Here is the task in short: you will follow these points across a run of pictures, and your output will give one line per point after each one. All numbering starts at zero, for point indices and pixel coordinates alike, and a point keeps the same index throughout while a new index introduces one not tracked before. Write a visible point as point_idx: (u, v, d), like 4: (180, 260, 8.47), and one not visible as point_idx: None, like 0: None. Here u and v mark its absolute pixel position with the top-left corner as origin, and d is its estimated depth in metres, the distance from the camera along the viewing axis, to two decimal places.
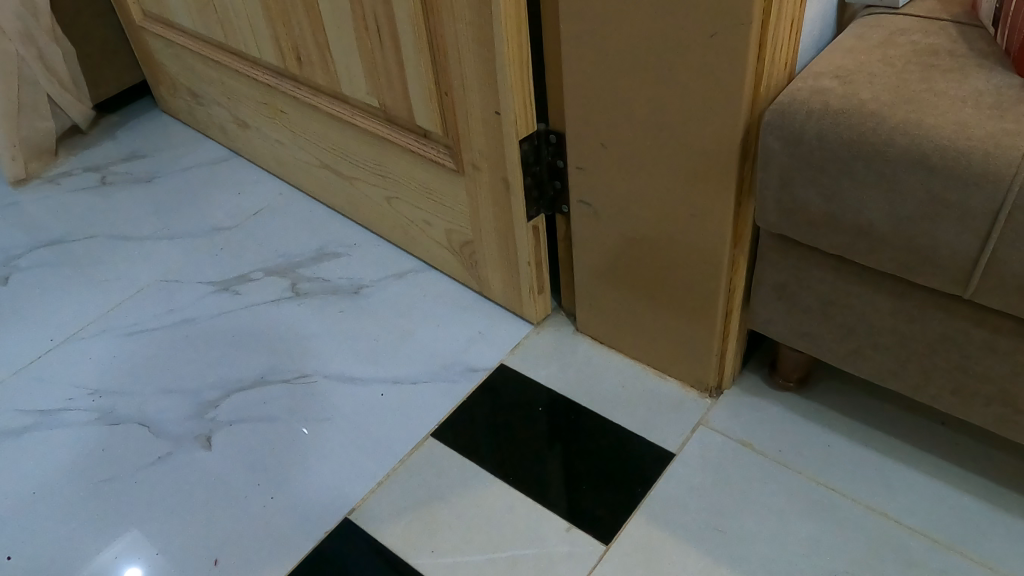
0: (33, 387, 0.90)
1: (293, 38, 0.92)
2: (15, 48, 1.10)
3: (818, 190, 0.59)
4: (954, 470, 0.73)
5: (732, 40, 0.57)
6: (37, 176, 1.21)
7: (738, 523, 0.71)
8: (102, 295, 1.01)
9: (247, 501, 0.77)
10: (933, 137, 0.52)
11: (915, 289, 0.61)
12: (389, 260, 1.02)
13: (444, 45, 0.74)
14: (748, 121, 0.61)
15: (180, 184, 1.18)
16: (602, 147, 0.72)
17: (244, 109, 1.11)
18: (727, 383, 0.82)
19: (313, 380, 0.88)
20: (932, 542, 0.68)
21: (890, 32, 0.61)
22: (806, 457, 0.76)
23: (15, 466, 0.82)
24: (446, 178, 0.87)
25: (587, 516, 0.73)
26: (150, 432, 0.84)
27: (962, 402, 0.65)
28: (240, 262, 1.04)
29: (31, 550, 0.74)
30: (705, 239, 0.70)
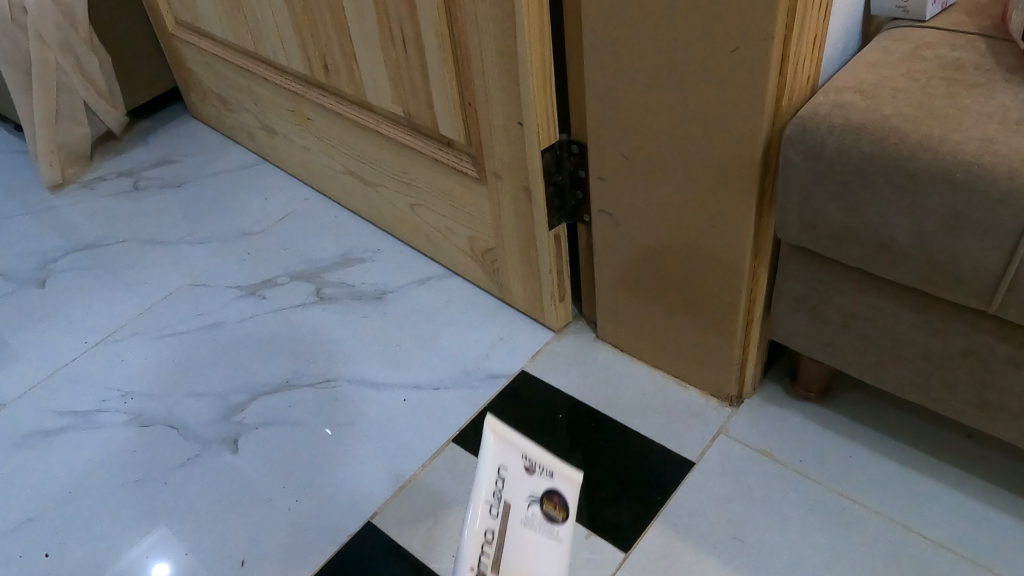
0: (67, 387, 0.93)
1: (320, 47, 0.94)
2: (54, 56, 1.13)
3: (839, 204, 0.59)
4: (978, 483, 0.73)
5: (755, 54, 0.57)
6: (73, 180, 1.25)
7: (757, 533, 0.71)
8: (134, 297, 1.03)
9: (273, 503, 0.78)
10: (957, 152, 0.52)
11: (938, 303, 0.61)
12: (412, 266, 1.04)
13: (468, 55, 0.75)
14: (769, 134, 0.61)
15: (209, 188, 1.21)
16: (622, 157, 0.73)
17: (271, 115, 1.13)
18: (748, 392, 0.82)
19: (337, 384, 0.89)
20: (954, 555, 0.68)
21: (915, 46, 0.61)
22: (827, 467, 0.76)
23: (50, 465, 0.85)
24: (469, 186, 0.88)
25: (606, 523, 0.74)
26: (179, 434, 0.86)
27: (986, 416, 0.65)
28: (267, 266, 1.06)
29: (66, 547, 0.77)
30: (726, 250, 0.70)
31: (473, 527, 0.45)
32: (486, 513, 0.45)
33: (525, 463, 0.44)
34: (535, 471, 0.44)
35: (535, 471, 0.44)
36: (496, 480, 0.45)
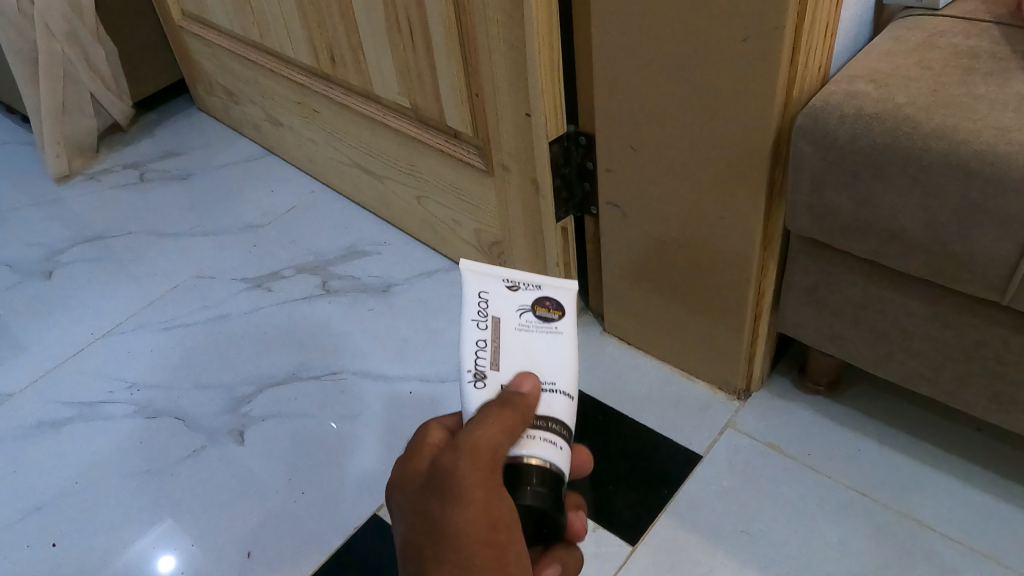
0: (74, 378, 0.93)
1: (327, 37, 0.93)
2: (60, 47, 1.13)
3: (851, 194, 0.58)
4: (990, 476, 0.72)
5: (765, 44, 0.57)
6: (79, 173, 1.25)
7: (767, 526, 0.71)
8: (140, 289, 1.03)
9: (280, 495, 0.78)
10: (971, 141, 0.52)
11: (950, 294, 0.60)
12: (418, 259, 1.04)
13: (475, 45, 0.75)
14: (779, 125, 0.61)
15: (215, 180, 1.21)
16: (630, 150, 0.72)
17: (278, 108, 1.13)
18: (756, 385, 0.82)
19: (343, 376, 0.89)
20: (965, 548, 0.67)
21: (929, 34, 0.61)
22: (836, 461, 0.75)
23: (56, 456, 0.85)
24: (476, 178, 0.88)
25: (614, 516, 0.73)
26: (185, 426, 0.86)
27: (999, 408, 0.64)
28: (272, 259, 1.06)
29: (72, 537, 0.77)
30: (735, 242, 0.70)
31: (466, 342, 0.44)
32: (475, 328, 0.44)
33: (507, 284, 0.46)
34: (518, 286, 0.46)
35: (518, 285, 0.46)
36: (480, 302, 0.45)
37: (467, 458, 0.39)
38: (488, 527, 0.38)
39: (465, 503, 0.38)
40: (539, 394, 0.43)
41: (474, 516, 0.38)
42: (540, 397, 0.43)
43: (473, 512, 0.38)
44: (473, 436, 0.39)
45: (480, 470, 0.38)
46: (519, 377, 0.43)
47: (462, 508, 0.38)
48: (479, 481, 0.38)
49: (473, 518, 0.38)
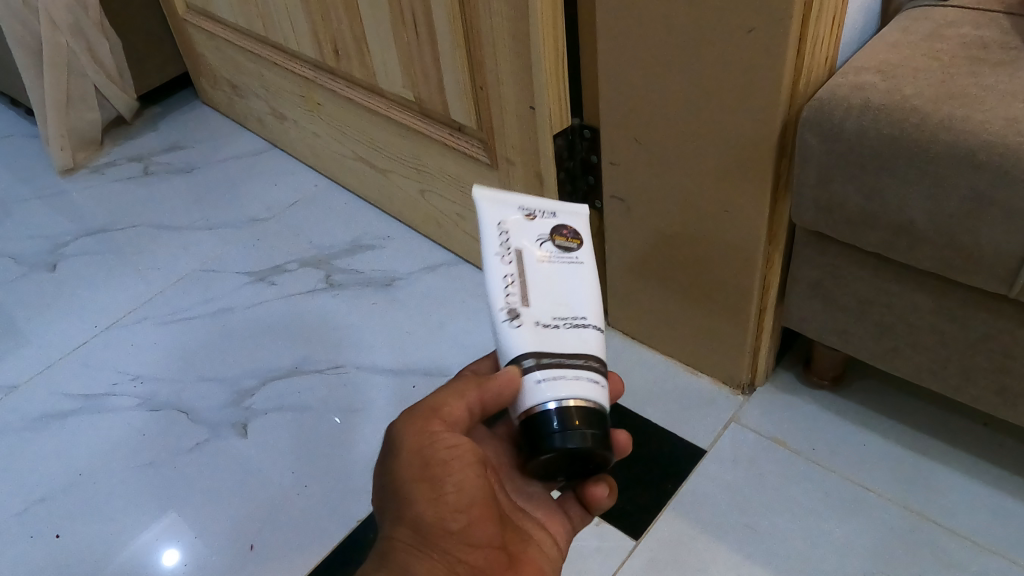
0: (77, 370, 0.93)
1: (330, 30, 0.93)
2: (65, 40, 1.13)
3: (857, 187, 0.58)
4: (996, 471, 0.72)
5: (772, 36, 0.56)
6: (83, 166, 1.25)
7: (770, 521, 0.71)
8: (144, 282, 1.04)
9: (283, 488, 0.78)
10: (980, 132, 0.51)
11: (957, 288, 0.60)
12: (422, 253, 1.03)
13: (479, 38, 0.75)
14: (785, 117, 0.60)
15: (219, 174, 1.21)
16: (635, 143, 0.72)
17: (282, 101, 1.13)
18: (760, 380, 0.81)
19: (346, 370, 0.89)
20: (971, 543, 0.67)
21: (936, 25, 0.60)
22: (841, 456, 0.75)
23: (60, 448, 0.85)
24: (480, 171, 0.87)
25: (617, 510, 0.73)
26: (188, 418, 0.86)
27: (1006, 403, 0.64)
28: (276, 253, 1.06)
29: (75, 529, 0.77)
30: (740, 236, 0.69)
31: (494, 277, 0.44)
32: (500, 262, 0.45)
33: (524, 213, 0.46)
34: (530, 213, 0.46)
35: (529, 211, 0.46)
36: (500, 234, 0.45)
37: (445, 394, 0.45)
38: (423, 443, 0.44)
39: (422, 418, 0.44)
40: (577, 330, 0.44)
41: (416, 432, 0.44)
42: (575, 331, 0.44)
43: (417, 425, 0.44)
44: (461, 384, 0.45)
45: (447, 405, 0.45)
46: (552, 313, 0.44)
47: (426, 428, 0.44)
48: (445, 414, 0.44)
49: (416, 431, 0.44)
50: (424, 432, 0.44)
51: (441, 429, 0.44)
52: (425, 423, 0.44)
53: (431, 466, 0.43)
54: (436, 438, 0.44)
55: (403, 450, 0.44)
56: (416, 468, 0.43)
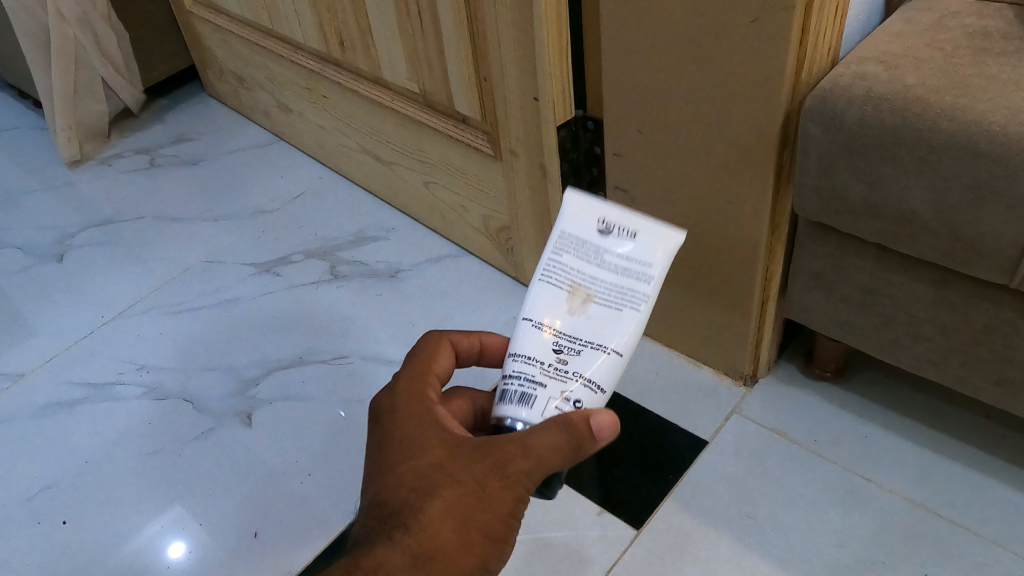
0: (84, 359, 0.94)
1: (336, 22, 0.94)
2: (73, 32, 1.14)
3: (860, 177, 0.58)
4: (998, 463, 0.72)
5: (775, 25, 0.56)
6: (90, 158, 1.26)
7: (771, 511, 0.71)
8: (150, 272, 1.04)
9: (288, 476, 0.79)
10: (982, 121, 0.51)
11: (959, 278, 0.60)
12: (426, 245, 1.04)
13: (484, 28, 0.75)
14: (788, 106, 0.60)
15: (225, 166, 1.21)
16: (638, 134, 0.72)
17: (288, 94, 1.14)
18: (763, 371, 0.81)
19: (351, 360, 0.90)
20: (971, 533, 0.67)
21: (940, 16, 0.60)
22: (842, 447, 0.75)
23: (67, 436, 0.86)
24: (484, 163, 0.88)
25: (619, 500, 0.74)
26: (193, 407, 0.87)
27: (1007, 394, 0.64)
28: (281, 244, 1.06)
29: (83, 515, 0.78)
30: (743, 226, 0.70)
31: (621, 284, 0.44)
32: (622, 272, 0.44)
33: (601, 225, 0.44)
34: (620, 236, 0.43)
35: (616, 232, 0.44)
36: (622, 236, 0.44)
37: (488, 453, 0.43)
38: (460, 514, 0.44)
39: (456, 464, 0.44)
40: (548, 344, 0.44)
41: (455, 486, 0.44)
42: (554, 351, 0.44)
43: (459, 490, 0.44)
44: (528, 440, 0.41)
45: (493, 484, 0.43)
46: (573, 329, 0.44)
47: (436, 428, 0.46)
48: (499, 504, 0.44)
49: (456, 491, 0.44)
50: (431, 427, 0.46)
51: (483, 504, 0.44)
52: (468, 490, 0.43)
53: (456, 541, 0.44)
54: (473, 512, 0.44)
55: (432, 492, 0.44)
56: (437, 534, 0.43)
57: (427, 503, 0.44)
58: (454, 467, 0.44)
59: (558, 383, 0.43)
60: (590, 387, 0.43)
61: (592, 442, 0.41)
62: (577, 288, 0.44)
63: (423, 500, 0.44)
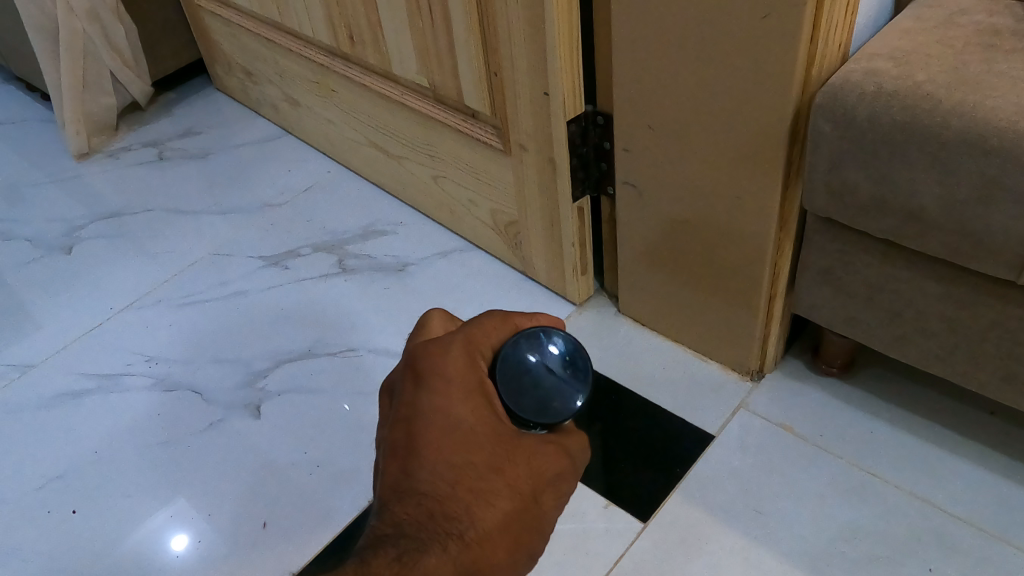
0: (93, 351, 0.94)
1: (346, 16, 0.94)
2: (81, 25, 1.14)
3: (869, 173, 0.59)
4: (1002, 459, 0.72)
5: (786, 21, 0.57)
6: (98, 150, 1.26)
7: (776, 505, 0.71)
8: (158, 264, 1.05)
9: (295, 468, 0.79)
10: (991, 118, 0.52)
11: (966, 275, 0.61)
12: (434, 239, 1.04)
13: (494, 23, 0.75)
14: (798, 103, 0.61)
15: (233, 159, 1.22)
16: (648, 129, 0.73)
17: (297, 88, 1.14)
18: (769, 367, 0.82)
19: (358, 353, 0.90)
20: (974, 529, 0.68)
21: (950, 13, 0.61)
22: (849, 442, 0.76)
23: (76, 426, 0.86)
24: (492, 157, 0.88)
25: (626, 493, 0.74)
26: (203, 399, 0.87)
27: (1013, 390, 0.64)
28: (289, 238, 1.07)
29: (92, 505, 0.78)
30: (752, 222, 0.70)
31: None
32: None
33: None
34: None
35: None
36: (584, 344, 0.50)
37: (543, 462, 0.45)
38: (514, 525, 0.43)
39: (512, 470, 0.44)
40: None
41: (512, 494, 0.44)
42: None
43: (515, 498, 0.43)
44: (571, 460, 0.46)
45: (545, 492, 0.45)
46: None
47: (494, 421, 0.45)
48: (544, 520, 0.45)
49: (513, 499, 0.43)
50: (488, 419, 0.45)
51: (534, 515, 0.44)
52: (524, 499, 0.44)
53: (509, 555, 0.43)
54: (525, 522, 0.44)
55: (489, 498, 0.43)
56: (494, 545, 0.42)
57: (484, 510, 0.43)
58: (513, 472, 0.44)
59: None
60: None
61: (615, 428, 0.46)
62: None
63: (481, 507, 0.43)
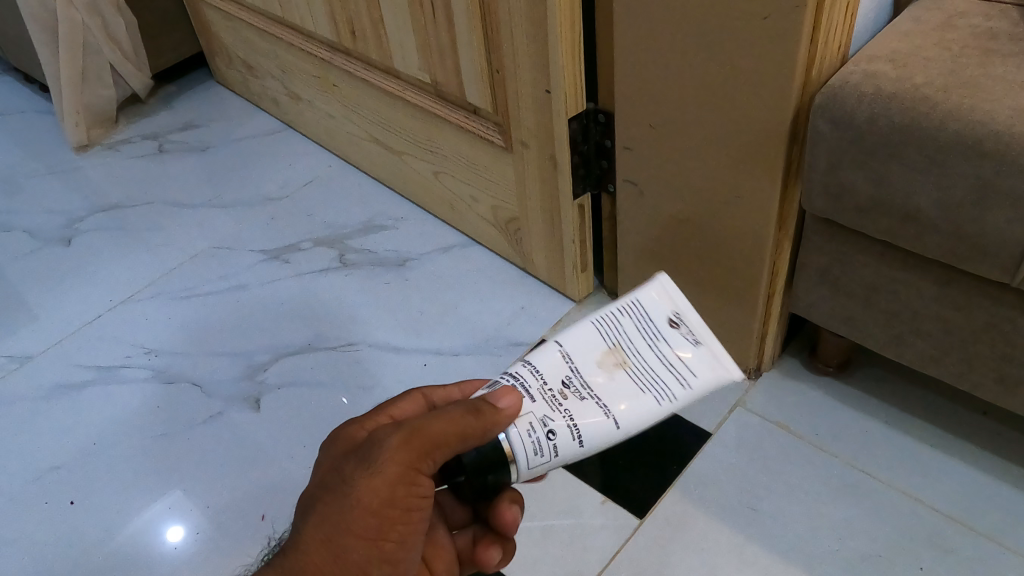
0: (92, 343, 0.94)
1: (348, 10, 0.94)
2: (80, 17, 1.14)
3: (867, 175, 0.59)
4: (994, 460, 0.73)
5: (788, 22, 0.57)
6: (96, 143, 1.26)
7: (772, 503, 0.72)
8: (158, 258, 1.05)
9: (294, 462, 0.80)
10: (988, 121, 0.52)
11: (961, 276, 0.61)
12: (434, 234, 1.05)
13: (496, 20, 0.75)
14: (798, 103, 0.61)
15: (233, 152, 1.22)
16: (650, 128, 0.73)
17: (298, 82, 1.14)
18: (766, 365, 0.83)
19: (358, 347, 0.90)
20: (965, 527, 0.69)
21: (948, 16, 0.62)
22: (844, 441, 0.76)
23: (74, 418, 0.86)
24: (493, 154, 0.88)
25: (622, 490, 0.75)
26: (202, 391, 0.87)
27: (1005, 390, 0.65)
28: (289, 232, 1.07)
29: (91, 496, 0.79)
30: (751, 221, 0.71)
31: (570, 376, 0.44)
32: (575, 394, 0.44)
33: (562, 383, 0.44)
34: (684, 334, 0.45)
35: (685, 331, 0.45)
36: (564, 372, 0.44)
37: (398, 488, 0.44)
38: (361, 569, 0.45)
39: (365, 511, 0.44)
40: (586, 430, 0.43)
41: (361, 539, 0.45)
42: (575, 412, 0.43)
43: (363, 545, 0.45)
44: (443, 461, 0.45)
45: (396, 521, 0.45)
46: (581, 398, 0.44)
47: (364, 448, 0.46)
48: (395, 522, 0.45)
49: (361, 542, 0.45)
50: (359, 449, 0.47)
51: (385, 553, 0.46)
52: (370, 539, 0.45)
53: None
54: (372, 565, 0.45)
55: (339, 548, 0.44)
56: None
57: (329, 559, 0.44)
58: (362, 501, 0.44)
59: (546, 405, 0.44)
60: (573, 432, 0.43)
61: (493, 415, 0.43)
62: (617, 350, 0.44)
63: (328, 558, 0.44)
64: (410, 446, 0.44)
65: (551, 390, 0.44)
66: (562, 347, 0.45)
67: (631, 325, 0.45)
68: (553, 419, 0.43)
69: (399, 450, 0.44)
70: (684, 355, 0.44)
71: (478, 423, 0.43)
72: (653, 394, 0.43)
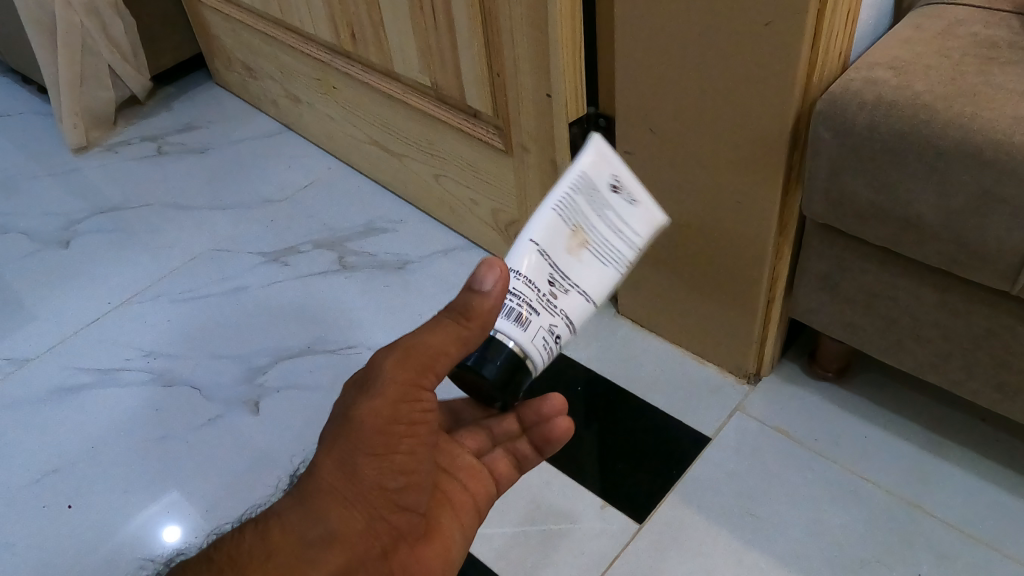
0: (92, 345, 0.94)
1: (347, 12, 0.94)
2: (79, 18, 1.13)
3: (868, 182, 0.59)
4: (992, 465, 0.73)
5: (788, 29, 0.57)
6: (95, 144, 1.26)
7: (772, 508, 0.72)
8: (157, 260, 1.04)
9: (293, 465, 0.80)
10: (988, 130, 0.52)
11: (961, 283, 0.61)
12: (434, 237, 1.05)
13: (497, 24, 0.75)
14: (799, 110, 0.61)
15: (233, 153, 1.21)
16: (651, 133, 0.73)
17: (297, 84, 1.14)
18: (766, 370, 0.83)
19: (358, 350, 0.90)
20: (963, 533, 0.69)
21: (948, 23, 0.62)
22: (843, 446, 0.77)
23: (73, 421, 0.86)
24: (494, 158, 0.88)
25: (621, 494, 0.75)
26: (202, 394, 0.87)
27: (1003, 396, 0.65)
28: (288, 234, 1.07)
29: (91, 500, 0.79)
30: (751, 226, 0.71)
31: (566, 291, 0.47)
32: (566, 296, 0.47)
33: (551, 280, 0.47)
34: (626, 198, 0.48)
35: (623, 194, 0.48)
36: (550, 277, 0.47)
37: (404, 404, 0.45)
38: (377, 488, 0.45)
39: (372, 430, 0.44)
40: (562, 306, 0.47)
41: (371, 458, 0.44)
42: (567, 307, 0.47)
43: (374, 462, 0.45)
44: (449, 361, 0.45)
45: (405, 440, 0.45)
46: (567, 292, 0.47)
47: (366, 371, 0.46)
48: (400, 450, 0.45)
49: (371, 459, 0.44)
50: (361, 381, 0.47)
51: (397, 466, 0.46)
52: (380, 456, 0.45)
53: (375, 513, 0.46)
54: (388, 480, 0.46)
55: (352, 466, 0.44)
56: (359, 504, 0.45)
57: (343, 482, 0.45)
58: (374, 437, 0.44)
59: (548, 313, 0.47)
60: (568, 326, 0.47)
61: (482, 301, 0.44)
62: (578, 230, 0.47)
63: (344, 476, 0.44)
64: (412, 358, 0.44)
65: (545, 294, 0.47)
66: (537, 244, 0.47)
67: (578, 200, 0.47)
68: (557, 323, 0.47)
69: (397, 372, 0.44)
70: (625, 214, 0.48)
71: (473, 324, 0.44)
72: (614, 267, 0.48)
